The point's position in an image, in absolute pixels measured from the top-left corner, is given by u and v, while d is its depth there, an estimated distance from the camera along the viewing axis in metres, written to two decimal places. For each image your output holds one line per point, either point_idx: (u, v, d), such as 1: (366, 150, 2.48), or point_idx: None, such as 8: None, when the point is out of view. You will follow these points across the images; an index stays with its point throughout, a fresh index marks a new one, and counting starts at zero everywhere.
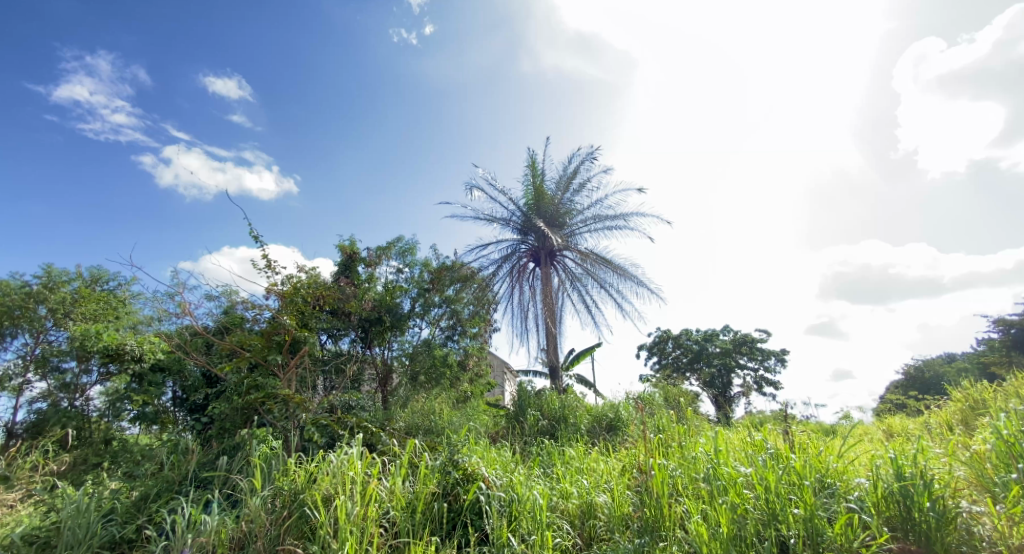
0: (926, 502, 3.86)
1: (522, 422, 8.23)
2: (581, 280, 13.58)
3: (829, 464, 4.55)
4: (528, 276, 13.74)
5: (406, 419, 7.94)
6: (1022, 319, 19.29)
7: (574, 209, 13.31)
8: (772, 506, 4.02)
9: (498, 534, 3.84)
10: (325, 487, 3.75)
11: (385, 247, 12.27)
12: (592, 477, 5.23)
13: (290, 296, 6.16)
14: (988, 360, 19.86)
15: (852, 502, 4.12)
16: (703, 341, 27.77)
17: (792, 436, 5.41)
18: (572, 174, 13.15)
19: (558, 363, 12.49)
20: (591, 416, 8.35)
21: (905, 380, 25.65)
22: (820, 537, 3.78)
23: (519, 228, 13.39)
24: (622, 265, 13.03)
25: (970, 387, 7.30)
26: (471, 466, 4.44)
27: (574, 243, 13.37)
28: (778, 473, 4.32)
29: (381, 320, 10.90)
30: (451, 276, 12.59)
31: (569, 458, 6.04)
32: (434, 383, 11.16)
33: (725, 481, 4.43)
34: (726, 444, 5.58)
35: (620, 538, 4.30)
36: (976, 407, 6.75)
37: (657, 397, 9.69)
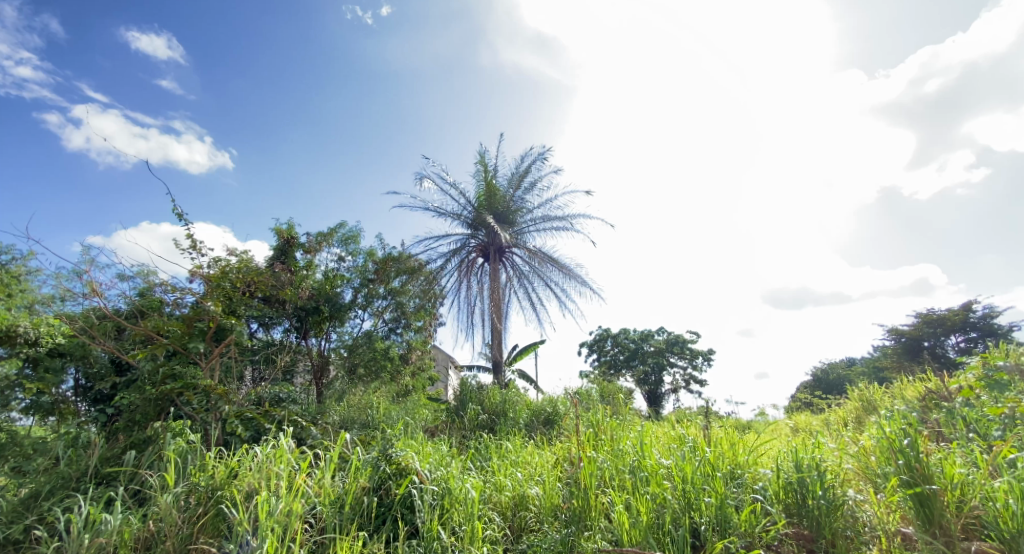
0: (818, 490, 4.25)
1: (462, 417, 8.24)
2: (528, 277, 13.75)
3: (741, 456, 4.92)
4: (476, 271, 13.76)
5: (340, 413, 7.72)
6: (911, 329, 21.60)
7: (524, 207, 13.44)
8: (687, 495, 4.30)
9: (429, 527, 3.82)
10: (247, 482, 3.59)
11: (326, 233, 11.83)
12: (527, 470, 5.36)
13: (218, 280, 5.78)
14: (882, 365, 22.10)
15: (758, 493, 4.48)
16: (639, 340, 28.94)
17: (712, 431, 5.79)
18: (524, 172, 13.23)
19: (501, 358, 12.58)
20: (530, 410, 8.51)
21: (813, 381, 28.03)
22: (727, 523, 4.11)
23: (469, 223, 13.36)
24: (568, 264, 13.33)
25: (864, 389, 8.12)
26: (405, 460, 4.39)
27: (522, 240, 13.50)
28: (695, 465, 4.61)
29: (319, 309, 10.51)
30: (396, 268, 12.29)
31: (506, 452, 6.14)
32: (374, 376, 10.92)
33: (648, 472, 4.68)
34: (652, 438, 5.90)
35: (548, 528, 4.41)
36: (868, 406, 7.54)
37: (594, 393, 10.00)
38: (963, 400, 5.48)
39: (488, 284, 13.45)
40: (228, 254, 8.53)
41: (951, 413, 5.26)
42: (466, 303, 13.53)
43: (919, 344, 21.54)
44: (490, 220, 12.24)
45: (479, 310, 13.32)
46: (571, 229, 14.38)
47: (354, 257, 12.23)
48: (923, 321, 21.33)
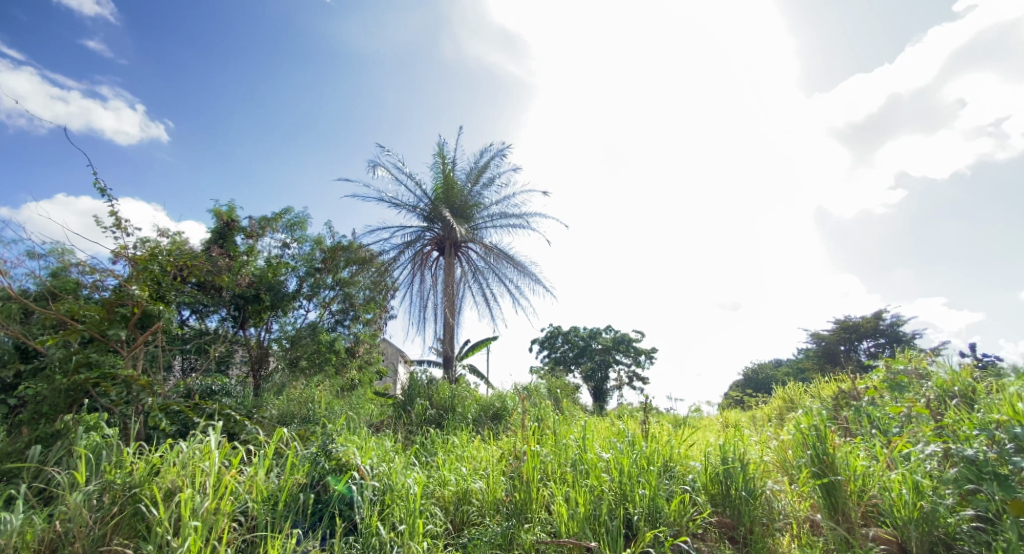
0: (741, 481, 4.54)
1: (408, 411, 8.13)
2: (482, 272, 13.74)
3: (674, 449, 5.16)
4: (431, 265, 13.61)
5: (279, 407, 7.44)
6: (831, 334, 23.38)
7: (481, 203, 13.41)
8: (623, 487, 4.48)
9: (368, 523, 3.75)
10: (169, 480, 3.40)
11: (270, 218, 11.33)
12: (471, 464, 5.38)
13: (145, 263, 5.37)
14: (805, 366, 23.79)
15: (688, 484, 4.71)
16: (588, 338, 29.59)
17: (649, 425, 6.04)
18: (483, 167, 13.18)
19: (452, 353, 12.51)
20: (479, 406, 8.52)
21: (744, 380, 29.73)
22: (658, 513, 4.30)
23: (425, 215, 13.18)
24: (522, 261, 13.43)
25: (789, 388, 8.73)
26: (345, 456, 4.29)
27: (478, 235, 13.49)
28: (631, 458, 4.81)
29: (259, 298, 10.05)
30: (346, 258, 11.96)
31: (453, 446, 6.14)
32: (317, 368, 10.56)
33: (587, 465, 4.84)
34: (594, 432, 6.09)
35: (489, 521, 4.45)
36: (790, 403, 8.12)
37: (542, 389, 10.14)
38: (869, 399, 6.03)
39: (442, 278, 13.32)
40: (159, 235, 7.99)
41: (858, 410, 5.76)
42: (419, 297, 13.34)
43: (837, 348, 23.37)
44: (446, 213, 12.12)
45: (432, 304, 13.17)
46: (527, 227, 14.50)
47: (299, 244, 11.78)
48: (841, 327, 23.15)
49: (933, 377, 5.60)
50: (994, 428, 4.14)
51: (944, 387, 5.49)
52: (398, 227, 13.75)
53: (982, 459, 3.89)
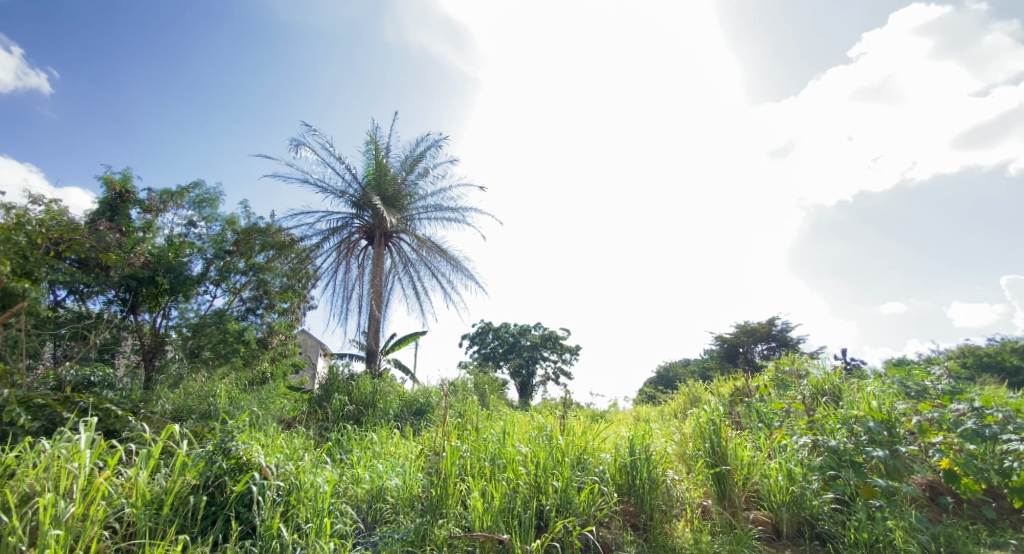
0: (645, 471, 4.80)
1: (325, 406, 7.76)
2: (412, 265, 13.45)
3: (587, 443, 5.31)
4: (358, 253, 13.11)
5: (173, 402, 6.80)
6: (732, 337, 25.43)
7: (415, 193, 13.11)
8: (538, 480, 4.57)
9: (268, 525, 3.51)
10: (25, 483, 3.00)
11: (173, 192, 10.34)
12: (388, 461, 5.19)
13: (9, 234, 4.70)
14: (709, 366, 25.71)
15: (597, 475, 4.86)
16: (518, 334, 29.94)
17: (567, 420, 6.20)
18: (419, 157, 12.88)
19: (376, 347, 12.14)
20: (402, 401, 8.32)
21: (656, 378, 31.56)
22: (569, 504, 4.44)
23: (354, 202, 12.67)
24: (455, 255, 13.30)
25: (695, 384, 9.37)
26: (246, 454, 3.97)
27: (410, 226, 13.18)
28: (548, 451, 4.92)
29: (155, 281, 9.11)
30: (262, 241, 11.13)
31: (371, 443, 5.94)
32: (223, 360, 9.79)
33: (506, 459, 4.89)
34: (514, 427, 6.14)
35: (402, 518, 4.28)
36: (694, 399, 8.74)
37: (468, 384, 10.11)
38: (759, 395, 6.60)
39: (370, 267, 12.86)
40: (30, 203, 7.04)
41: (749, 407, 6.32)
42: (344, 287, 12.83)
43: (736, 350, 25.49)
44: (376, 201, 11.69)
45: (357, 294, 12.70)
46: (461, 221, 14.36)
47: (208, 223, 10.88)
48: (740, 330, 25.26)
49: (808, 377, 6.30)
50: (855, 423, 4.73)
51: (818, 386, 6.18)
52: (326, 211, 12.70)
53: (842, 449, 4.52)
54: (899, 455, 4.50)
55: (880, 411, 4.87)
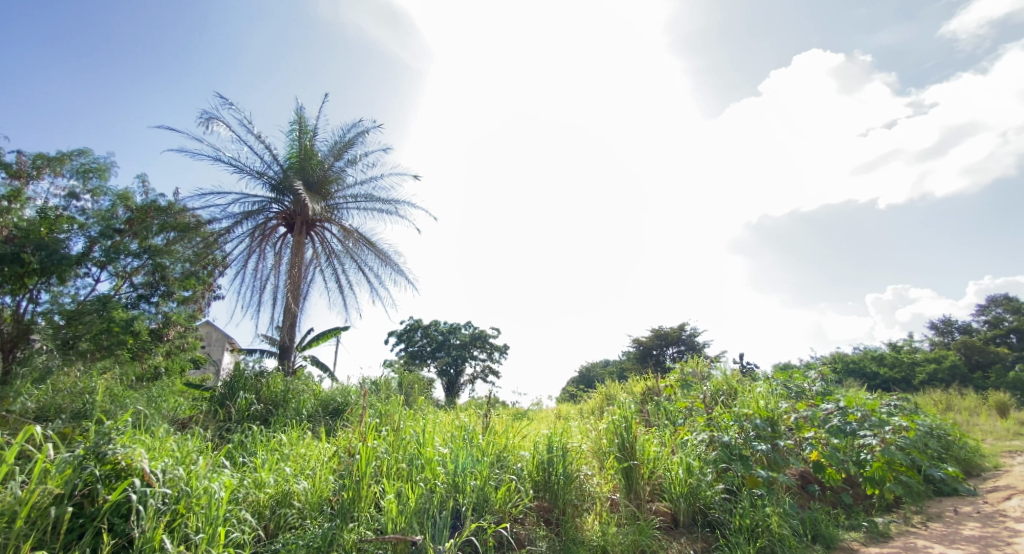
0: (561, 467, 4.90)
1: (228, 406, 7.19)
2: (337, 257, 12.88)
3: (507, 440, 5.29)
4: (275, 240, 12.33)
5: (38, 400, 5.97)
6: (647, 339, 26.86)
7: (343, 180, 12.54)
8: (455, 479, 4.47)
9: (148, 537, 3.18)
10: None
11: (52, 157, 9.17)
12: (296, 464, 4.84)
13: None
14: (626, 367, 26.96)
15: (515, 473, 4.88)
16: (447, 333, 29.61)
17: (489, 418, 6.19)
18: (349, 143, 12.34)
19: (291, 342, 11.51)
20: (317, 400, 7.92)
21: (578, 377, 32.59)
22: (485, 502, 4.42)
23: (274, 185, 11.89)
24: (384, 249, 12.87)
25: (613, 384, 9.77)
26: (127, 458, 3.57)
27: (336, 216, 12.62)
28: (467, 450, 4.86)
29: (22, 260, 8.02)
30: (159, 222, 10.23)
31: (280, 444, 5.58)
32: (107, 353, 8.83)
33: (424, 460, 4.73)
34: (435, 426, 6.03)
35: (309, 523, 4.01)
36: (611, 398, 9.12)
37: (392, 383, 9.80)
38: (666, 395, 7.04)
39: (288, 257, 12.13)
40: None
41: (659, 405, 6.71)
42: (256, 276, 12.02)
43: (650, 352, 26.98)
44: (298, 186, 11.06)
45: (271, 286, 11.94)
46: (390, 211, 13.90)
47: (94, 197, 9.77)
48: (655, 334, 26.73)
49: (710, 379, 6.81)
50: (745, 420, 5.23)
51: (718, 386, 6.67)
52: (241, 193, 11.15)
53: (733, 444, 5.02)
54: (779, 449, 5.06)
55: (767, 409, 5.38)
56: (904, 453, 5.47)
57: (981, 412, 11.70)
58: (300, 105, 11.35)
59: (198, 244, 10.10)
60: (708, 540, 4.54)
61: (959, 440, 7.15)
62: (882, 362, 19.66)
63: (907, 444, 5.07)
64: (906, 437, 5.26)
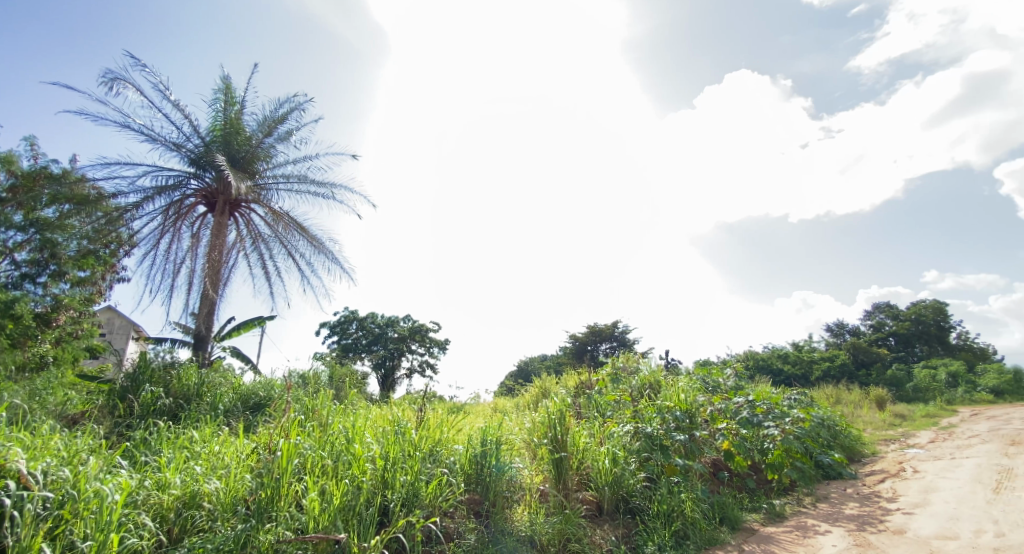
0: (494, 460, 4.91)
1: (130, 400, 6.59)
2: (265, 241, 12.20)
3: (441, 434, 5.21)
4: (192, 220, 11.46)
5: None
6: (582, 336, 27.60)
7: (273, 158, 11.87)
8: (384, 475, 4.36)
9: (26, 547, 2.86)
10: None
11: None
12: (208, 464, 4.51)
13: None
14: (563, 362, 27.57)
15: (447, 467, 4.81)
16: (384, 326, 28.86)
17: (423, 412, 6.10)
18: (281, 119, 11.67)
19: (208, 331, 10.78)
20: (236, 394, 7.47)
21: (517, 371, 32.94)
22: (415, 497, 4.35)
23: (194, 159, 11.04)
24: (317, 235, 12.32)
25: (549, 378, 9.94)
26: (3, 458, 3.20)
27: (266, 197, 11.93)
28: (399, 445, 4.75)
29: None
30: (52, 193, 9.18)
31: (191, 442, 5.19)
32: None
33: (351, 456, 4.56)
34: (366, 421, 5.86)
35: (220, 525, 3.74)
36: (546, 391, 9.30)
37: (321, 377, 9.38)
38: (597, 388, 7.29)
39: (207, 238, 11.32)
40: None
41: (591, 399, 6.92)
42: (170, 258, 11.14)
43: (586, 347, 27.79)
44: (221, 162, 10.30)
45: (187, 269, 11.12)
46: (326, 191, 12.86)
47: None
48: (591, 330, 27.52)
49: (639, 373, 7.13)
50: (667, 412, 5.68)
51: (644, 381, 6.96)
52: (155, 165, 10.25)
53: (655, 434, 5.38)
54: (695, 438, 5.47)
55: (686, 402, 5.87)
56: (799, 441, 5.99)
57: (865, 406, 13.08)
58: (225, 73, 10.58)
59: (98, 218, 8.73)
60: (628, 525, 4.75)
61: (845, 429, 7.96)
62: (786, 359, 21.36)
63: (802, 433, 5.60)
64: (802, 427, 5.75)
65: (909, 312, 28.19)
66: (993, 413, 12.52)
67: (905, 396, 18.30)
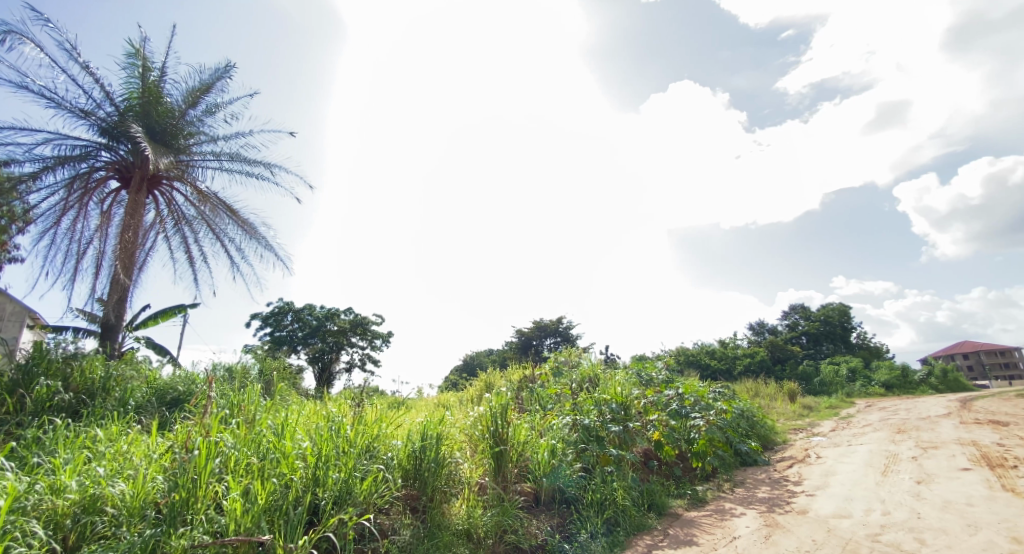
0: (433, 456, 4.87)
1: (22, 395, 5.97)
2: (189, 224, 11.44)
3: (378, 429, 5.10)
4: (103, 196, 10.52)
5: None
6: (526, 331, 27.95)
7: (200, 132, 11.14)
8: (315, 473, 4.23)
9: None
10: None
11: None
12: (113, 465, 4.17)
13: None
14: (508, 356, 27.82)
15: (384, 462, 4.69)
16: (323, 319, 27.86)
17: (361, 408, 5.96)
18: (207, 89, 10.93)
19: (119, 321, 9.99)
20: (150, 389, 6.97)
21: (462, 366, 32.85)
22: (348, 494, 4.25)
23: (106, 129, 10.15)
24: (249, 220, 11.67)
25: (492, 372, 10.00)
26: None
27: (192, 174, 11.17)
28: (333, 441, 4.61)
29: None
30: None
31: (95, 441, 4.79)
32: None
33: (280, 454, 4.38)
34: (299, 416, 5.67)
35: (126, 531, 3.47)
36: (489, 386, 9.36)
37: (250, 372, 8.91)
38: (540, 382, 7.47)
39: (119, 218, 10.43)
40: None
41: (532, 393, 7.03)
42: (74, 238, 10.16)
43: (530, 342, 28.18)
44: (138, 134, 9.50)
45: (94, 251, 10.19)
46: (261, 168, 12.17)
47: None
48: (536, 325, 27.93)
49: (579, 367, 7.37)
50: (603, 405, 5.96)
51: (585, 374, 7.18)
52: (58, 133, 9.33)
53: (592, 426, 5.64)
54: (628, 429, 5.74)
55: (622, 395, 6.14)
56: (721, 431, 6.41)
57: (780, 398, 14.18)
58: (142, 35, 9.74)
59: None
60: (563, 515, 4.90)
61: (762, 420, 8.59)
62: (714, 356, 22.70)
63: (725, 423, 6.01)
64: (724, 417, 6.17)
65: (819, 313, 30.74)
66: (885, 404, 13.99)
67: (812, 389, 20.02)
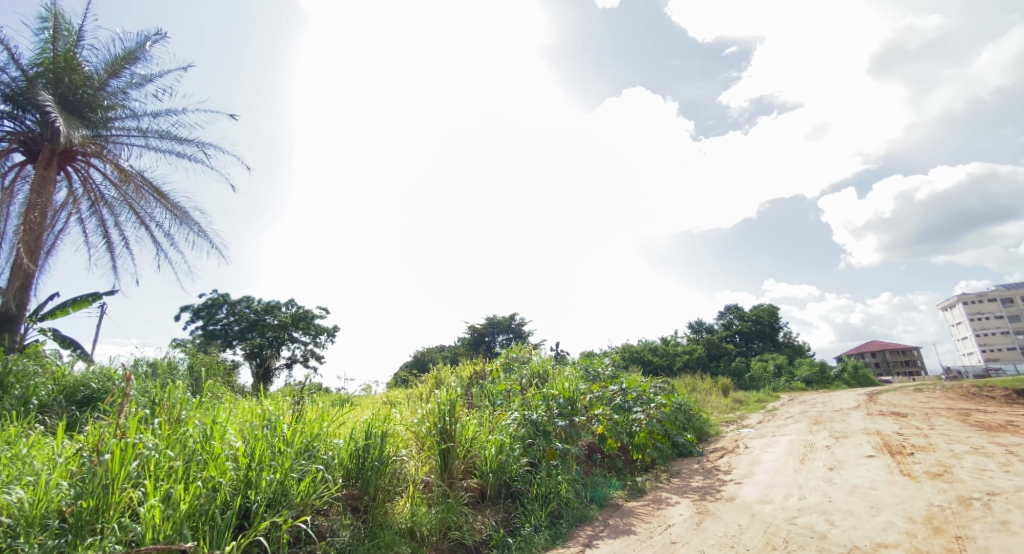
0: (376, 455, 4.79)
1: None
2: (108, 205, 10.61)
3: (319, 428, 4.96)
4: (5, 169, 9.56)
5: None
6: (477, 327, 27.96)
7: (122, 105, 10.32)
8: (247, 475, 4.07)
9: None
10: None
11: None
12: (10, 470, 3.82)
13: None
14: (460, 351, 27.72)
15: (324, 462, 4.58)
16: (263, 312, 26.62)
17: (303, 405, 5.78)
18: (131, 58, 10.10)
19: (21, 311, 9.16)
20: (59, 387, 6.42)
21: (413, 362, 32.37)
22: (283, 496, 4.13)
23: (10, 96, 9.22)
24: (178, 203, 10.95)
25: (441, 368, 9.94)
26: None
27: (112, 151, 10.34)
28: (268, 440, 4.45)
29: None
30: None
31: None
32: None
33: (208, 455, 4.18)
34: (231, 415, 5.41)
35: (22, 544, 3.20)
36: (439, 382, 9.30)
37: (178, 369, 8.39)
38: (490, 378, 7.53)
39: (24, 195, 9.51)
40: None
41: (482, 389, 7.07)
42: None
43: (483, 338, 28.22)
44: (49, 104, 8.67)
45: None
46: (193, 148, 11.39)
47: None
48: (488, 321, 27.97)
49: (530, 362, 7.54)
50: (551, 400, 6.18)
51: (535, 369, 7.34)
52: None
53: (539, 421, 5.79)
54: (573, 424, 5.94)
55: (569, 390, 6.36)
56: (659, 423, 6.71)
57: (714, 393, 15.01)
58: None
59: None
60: (507, 510, 5.00)
61: (697, 413, 9.05)
62: (657, 352, 23.65)
63: (664, 416, 6.31)
64: (663, 411, 6.48)
65: (752, 313, 32.70)
66: (806, 398, 15.14)
67: (744, 384, 21.32)
